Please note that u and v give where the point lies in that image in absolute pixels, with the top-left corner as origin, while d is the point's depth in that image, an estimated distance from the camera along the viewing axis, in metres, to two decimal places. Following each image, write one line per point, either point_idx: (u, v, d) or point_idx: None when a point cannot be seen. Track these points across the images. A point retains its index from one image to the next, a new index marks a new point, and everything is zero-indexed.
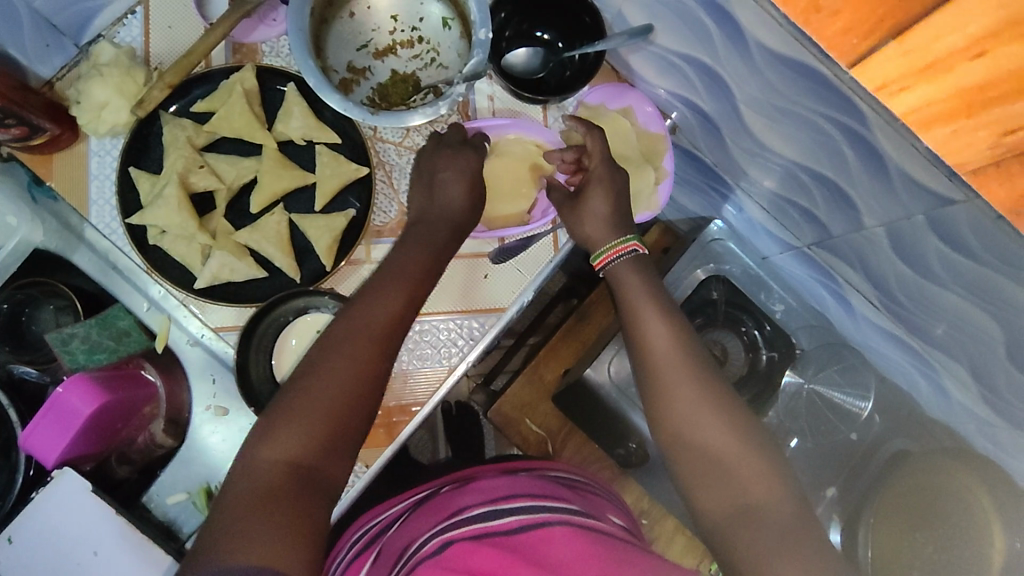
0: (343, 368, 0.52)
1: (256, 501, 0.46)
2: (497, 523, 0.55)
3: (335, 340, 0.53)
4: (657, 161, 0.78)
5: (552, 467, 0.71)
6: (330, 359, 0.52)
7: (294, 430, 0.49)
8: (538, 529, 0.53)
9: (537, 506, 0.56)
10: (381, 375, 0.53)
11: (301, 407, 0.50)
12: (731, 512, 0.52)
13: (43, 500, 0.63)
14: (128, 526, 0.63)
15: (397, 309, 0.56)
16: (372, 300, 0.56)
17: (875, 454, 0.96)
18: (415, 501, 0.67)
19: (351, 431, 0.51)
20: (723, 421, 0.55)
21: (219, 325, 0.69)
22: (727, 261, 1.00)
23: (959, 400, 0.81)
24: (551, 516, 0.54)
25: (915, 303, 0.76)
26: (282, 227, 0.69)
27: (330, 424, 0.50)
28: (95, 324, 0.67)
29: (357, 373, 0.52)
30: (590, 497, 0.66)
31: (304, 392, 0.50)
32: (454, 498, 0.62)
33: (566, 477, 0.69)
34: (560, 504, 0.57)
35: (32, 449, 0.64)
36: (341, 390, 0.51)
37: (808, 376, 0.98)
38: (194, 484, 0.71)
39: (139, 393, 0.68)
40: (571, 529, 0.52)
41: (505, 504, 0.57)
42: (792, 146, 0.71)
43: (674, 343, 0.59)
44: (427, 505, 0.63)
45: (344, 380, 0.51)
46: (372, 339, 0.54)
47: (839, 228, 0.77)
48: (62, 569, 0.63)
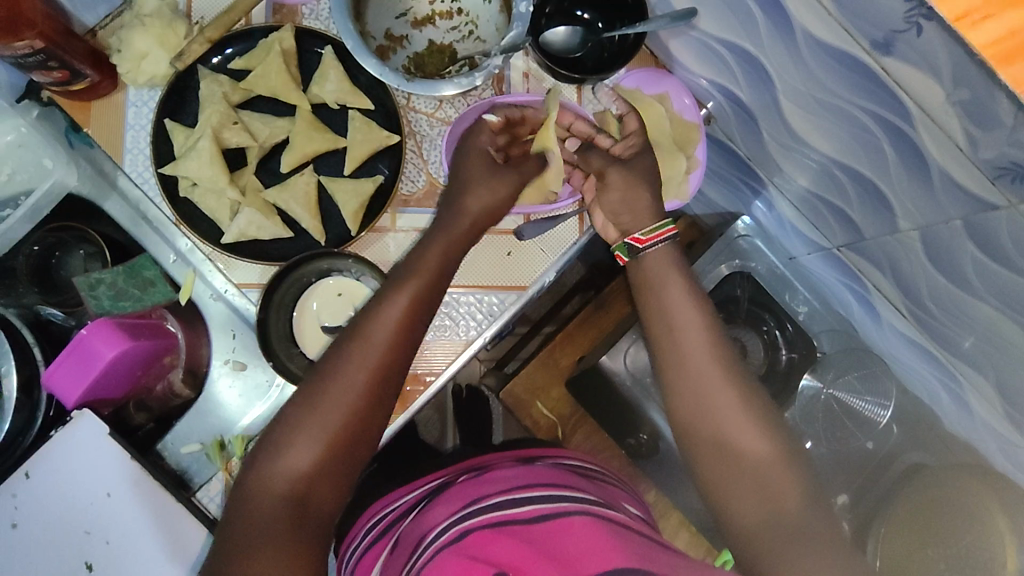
0: (355, 380, 0.51)
1: (261, 524, 0.48)
2: (517, 511, 0.55)
3: (343, 352, 0.52)
4: (690, 149, 0.77)
5: (566, 454, 0.70)
6: (343, 370, 0.51)
7: (301, 452, 0.50)
8: (558, 517, 0.53)
9: (555, 496, 0.56)
10: (392, 386, 0.53)
11: (304, 429, 0.50)
12: (761, 528, 0.51)
13: (64, 439, 0.64)
14: (143, 471, 0.64)
15: (406, 319, 0.54)
16: (382, 308, 0.54)
17: (891, 465, 0.94)
18: (432, 489, 0.65)
19: (361, 441, 0.52)
20: (749, 423, 0.54)
21: (242, 282, 0.69)
22: (753, 258, 0.97)
23: (983, 415, 0.80)
24: (569, 507, 0.54)
25: (944, 313, 0.74)
26: (311, 188, 0.70)
27: (339, 438, 0.50)
28: (122, 272, 0.69)
29: (369, 386, 0.51)
30: (604, 486, 0.65)
31: (314, 406, 0.51)
32: (470, 486, 0.60)
33: (580, 465, 0.69)
34: (576, 494, 0.57)
35: (55, 387, 0.65)
36: (350, 404, 0.51)
37: (827, 380, 0.95)
38: (208, 437, 0.71)
39: (159, 343, 0.68)
40: (591, 520, 0.52)
41: (525, 493, 0.57)
42: (831, 143, 0.70)
43: (705, 336, 0.57)
44: (445, 494, 0.62)
45: (354, 394, 0.51)
46: (386, 352, 0.52)
47: (872, 230, 0.75)
48: (75, 508, 0.64)
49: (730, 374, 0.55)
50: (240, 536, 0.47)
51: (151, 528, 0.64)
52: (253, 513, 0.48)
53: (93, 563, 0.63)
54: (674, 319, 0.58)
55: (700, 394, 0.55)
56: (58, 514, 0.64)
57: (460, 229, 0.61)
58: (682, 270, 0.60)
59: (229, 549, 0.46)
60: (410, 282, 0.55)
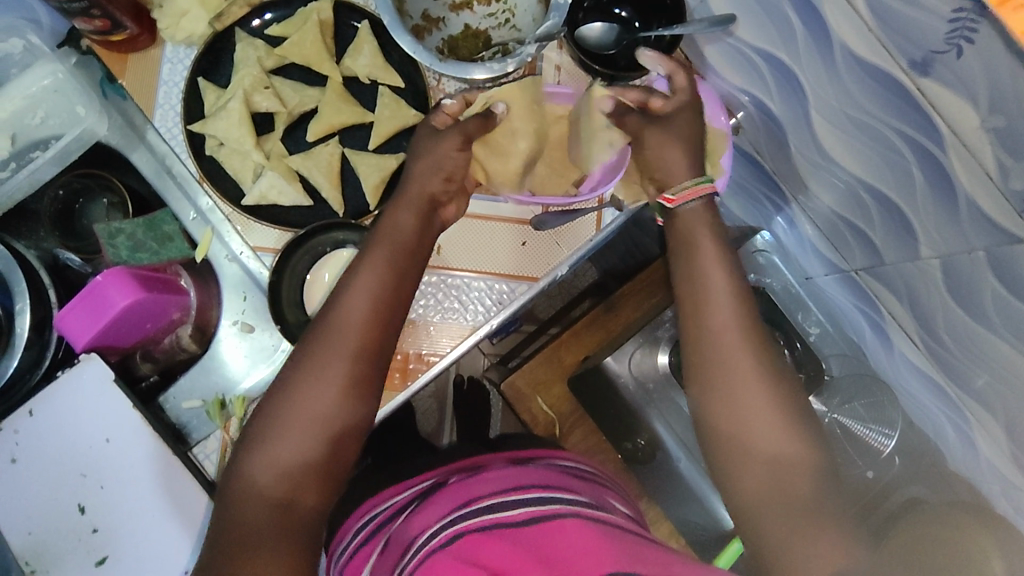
0: (330, 370, 0.52)
1: (250, 527, 0.49)
2: (509, 514, 0.54)
3: (314, 345, 0.54)
4: (716, 157, 0.76)
5: (563, 455, 0.69)
6: (317, 360, 0.53)
7: (284, 448, 0.51)
8: (550, 520, 0.53)
9: (544, 497, 0.56)
10: (369, 372, 0.54)
11: (285, 429, 0.51)
12: (778, 530, 0.51)
13: (68, 381, 0.65)
14: (144, 422, 0.65)
15: (376, 306, 0.55)
16: (350, 295, 0.55)
17: (886, 498, 0.92)
18: (424, 490, 0.63)
19: (345, 428, 0.53)
20: (772, 421, 0.54)
21: (258, 244, 0.70)
22: (768, 275, 0.97)
23: (988, 455, 0.79)
24: (560, 508, 0.54)
25: (958, 346, 0.73)
26: (334, 159, 0.70)
27: (320, 430, 0.52)
28: (142, 225, 0.70)
29: (345, 375, 0.53)
30: (599, 486, 0.65)
31: (294, 403, 0.52)
32: (463, 487, 0.59)
33: (576, 466, 0.68)
34: (566, 495, 0.57)
35: (66, 329, 0.66)
36: (327, 395, 0.52)
37: (832, 405, 0.93)
38: (210, 394, 0.71)
39: (173, 299, 0.68)
40: (584, 521, 0.53)
41: (514, 496, 0.56)
42: (859, 162, 0.69)
43: (739, 327, 0.56)
44: (437, 495, 0.60)
45: (330, 384, 0.52)
46: (358, 338, 0.54)
47: (892, 255, 0.74)
48: (73, 449, 0.65)
49: (761, 363, 0.55)
50: (231, 536, 0.49)
51: (147, 479, 0.64)
52: (243, 515, 0.50)
53: (85, 506, 0.64)
54: (718, 314, 0.57)
55: (732, 396, 0.55)
56: (57, 455, 0.65)
57: (422, 191, 0.61)
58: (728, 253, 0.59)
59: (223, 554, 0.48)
60: (375, 270, 0.56)
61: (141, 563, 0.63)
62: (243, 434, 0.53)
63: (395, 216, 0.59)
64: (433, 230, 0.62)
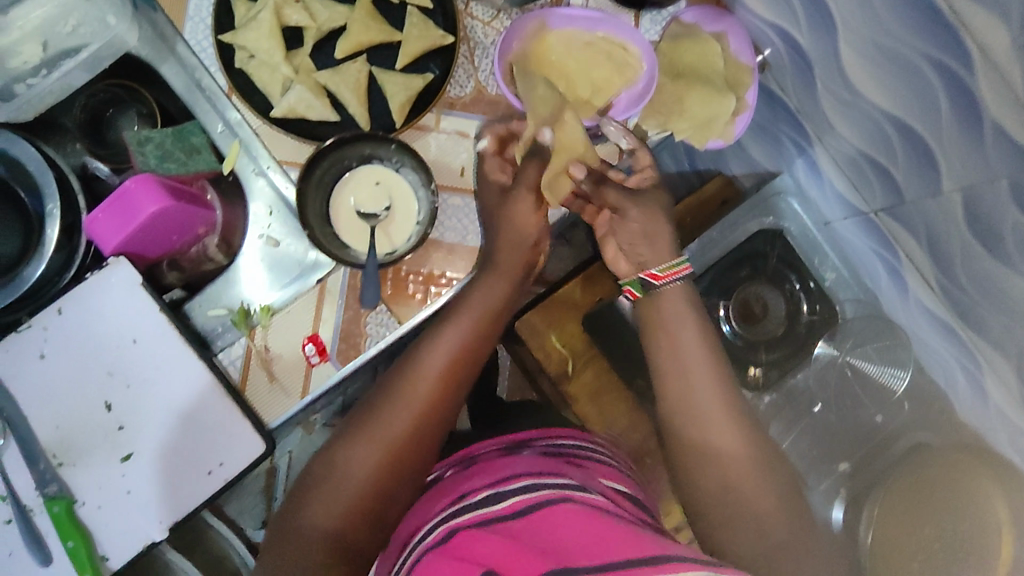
0: (397, 423, 0.58)
1: (302, 553, 0.54)
2: (504, 506, 0.50)
3: (395, 388, 0.60)
4: (741, 91, 0.75)
5: (575, 437, 0.69)
6: (393, 407, 0.59)
7: (350, 471, 0.56)
8: (540, 507, 0.48)
9: (536, 487, 0.51)
10: (437, 426, 0.60)
11: (352, 466, 0.57)
12: (741, 532, 0.55)
13: (97, 282, 0.66)
14: (170, 325, 0.66)
15: (452, 363, 0.61)
16: (432, 346, 0.61)
17: (893, 443, 0.94)
18: (422, 484, 0.63)
19: (409, 471, 0.58)
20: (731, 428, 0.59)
21: (285, 158, 0.72)
22: (787, 218, 0.94)
23: (998, 401, 0.80)
24: (554, 495, 0.50)
25: (975, 285, 0.73)
26: (362, 76, 0.71)
27: (387, 460, 0.57)
28: (171, 134, 0.71)
29: (416, 419, 0.59)
30: (590, 467, 0.63)
31: (375, 429, 0.58)
32: (461, 483, 0.57)
33: (582, 449, 0.67)
34: (562, 481, 0.53)
35: (94, 233, 0.66)
36: (398, 436, 0.58)
37: (844, 348, 0.93)
38: (236, 302, 0.72)
39: (200, 211, 0.68)
40: (583, 507, 0.48)
41: (511, 484, 0.52)
42: (886, 95, 0.68)
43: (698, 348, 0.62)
44: (431, 493, 0.58)
45: (402, 426, 0.58)
46: (435, 387, 0.60)
47: (913, 192, 0.74)
48: (100, 349, 0.66)
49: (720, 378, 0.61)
50: (289, 552, 0.54)
51: (172, 380, 0.66)
52: (298, 536, 0.55)
53: (111, 403, 0.66)
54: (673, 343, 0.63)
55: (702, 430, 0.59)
56: (85, 354, 0.66)
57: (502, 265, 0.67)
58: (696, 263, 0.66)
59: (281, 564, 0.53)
60: (453, 333, 0.62)
61: (165, 459, 0.65)
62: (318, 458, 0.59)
63: (478, 292, 0.65)
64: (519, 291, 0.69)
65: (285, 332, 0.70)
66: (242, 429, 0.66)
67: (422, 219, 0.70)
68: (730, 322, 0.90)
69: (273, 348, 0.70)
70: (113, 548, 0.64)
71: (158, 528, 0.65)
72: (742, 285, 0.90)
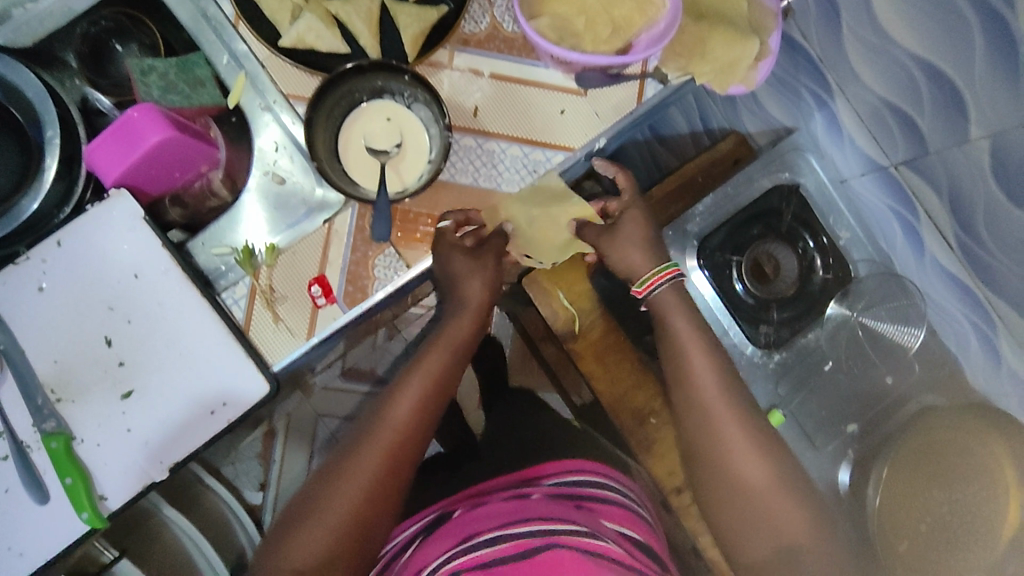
0: (361, 478, 0.67)
1: None
2: (507, 545, 0.66)
3: (358, 448, 0.69)
4: (764, 35, 0.73)
5: (594, 474, 0.84)
6: (357, 462, 0.68)
7: (318, 526, 0.65)
8: (546, 548, 0.64)
9: (550, 529, 0.67)
10: (397, 478, 0.69)
11: (326, 510, 0.66)
12: (723, 500, 0.73)
13: (98, 214, 0.64)
14: (174, 262, 0.65)
15: (412, 419, 0.71)
16: (395, 406, 0.71)
17: (900, 408, 0.90)
18: (428, 523, 0.80)
19: (373, 519, 0.67)
20: (737, 429, 0.72)
21: (292, 92, 0.70)
22: (806, 173, 0.89)
23: (1012, 363, 0.80)
24: (563, 540, 0.65)
25: (996, 239, 0.72)
26: (374, 5, 0.67)
27: (353, 510, 0.66)
28: (175, 65, 0.68)
29: (379, 471, 0.68)
30: (587, 506, 0.77)
31: (343, 483, 0.67)
32: (467, 524, 0.73)
33: (599, 485, 0.82)
34: (559, 525, 0.67)
35: (94, 162, 0.64)
36: (362, 488, 0.67)
37: (858, 307, 0.88)
38: (239, 241, 0.70)
39: (206, 146, 0.66)
40: (580, 556, 0.63)
41: (510, 528, 0.68)
42: (916, 36, 0.67)
43: (714, 375, 0.74)
44: (442, 529, 0.76)
45: (365, 479, 0.67)
46: (394, 443, 0.69)
47: (938, 141, 0.72)
48: (99, 283, 0.64)
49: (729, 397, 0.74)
50: None
51: (177, 318, 0.64)
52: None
53: (112, 339, 0.64)
54: (703, 409, 0.73)
55: (712, 428, 0.73)
56: (83, 289, 0.64)
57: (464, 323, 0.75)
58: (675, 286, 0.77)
59: None
60: (415, 393, 0.71)
61: (169, 398, 0.64)
62: (292, 513, 0.68)
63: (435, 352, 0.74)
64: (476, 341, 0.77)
65: (291, 271, 0.68)
66: (247, 369, 0.64)
67: (433, 157, 0.67)
68: (743, 280, 0.87)
69: (278, 287, 0.68)
70: (111, 487, 0.62)
71: (159, 468, 0.63)
72: (752, 244, 0.87)
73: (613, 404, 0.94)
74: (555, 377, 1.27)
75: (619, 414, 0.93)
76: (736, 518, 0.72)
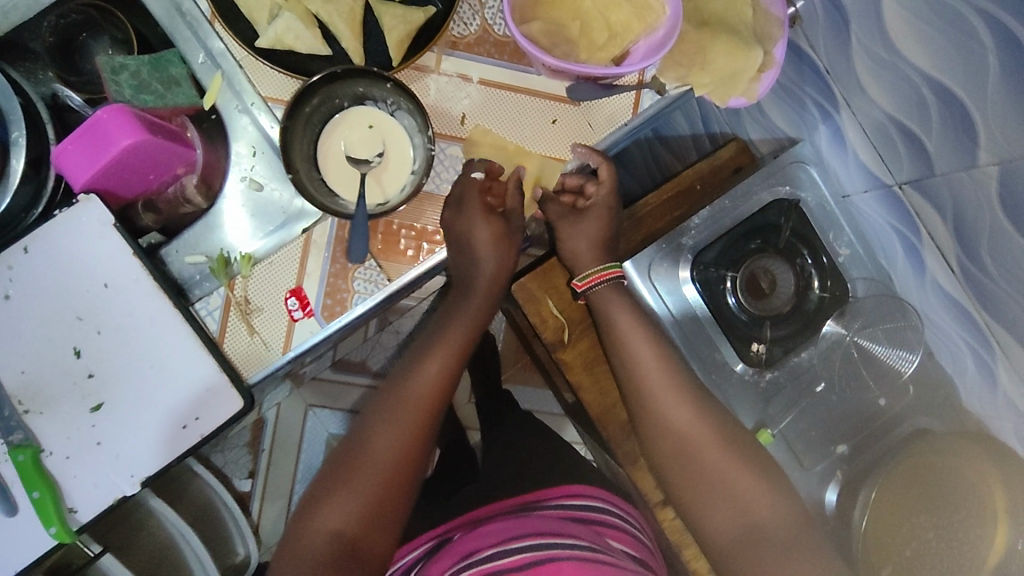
0: (390, 444, 0.67)
1: (311, 557, 0.61)
2: (510, 559, 0.68)
3: (386, 414, 0.69)
4: (769, 45, 0.70)
5: (590, 496, 0.84)
6: (385, 428, 0.68)
7: (347, 494, 0.65)
8: (546, 560, 0.67)
9: (548, 543, 0.69)
10: (424, 444, 0.69)
11: (355, 478, 0.65)
12: (687, 488, 0.76)
13: (67, 221, 0.62)
14: (146, 271, 0.62)
15: (435, 388, 0.70)
16: (419, 373, 0.71)
17: (894, 429, 0.89)
18: (430, 549, 0.81)
19: (401, 486, 0.67)
20: (690, 414, 0.76)
21: (271, 95, 0.67)
22: (806, 188, 0.88)
23: (1009, 392, 0.77)
24: (559, 553, 0.68)
25: (1001, 268, 0.69)
26: (357, 5, 0.64)
27: (384, 473, 0.66)
28: (147, 63, 0.65)
29: (407, 436, 0.68)
30: (590, 526, 0.78)
31: (371, 447, 0.67)
32: (467, 542, 0.75)
33: (596, 508, 0.83)
34: (560, 539, 0.70)
35: (62, 166, 0.61)
36: (391, 454, 0.67)
37: (854, 328, 0.88)
38: (214, 250, 0.67)
39: (180, 150, 0.63)
40: (577, 562, 0.66)
41: (510, 544, 0.70)
42: (928, 53, 0.63)
43: (658, 362, 0.78)
44: (442, 551, 0.77)
45: (394, 444, 0.67)
46: (421, 408, 0.69)
47: (945, 164, 0.69)
48: (68, 292, 0.62)
49: (678, 386, 0.77)
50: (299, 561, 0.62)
51: (148, 329, 0.63)
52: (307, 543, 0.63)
53: (81, 350, 0.62)
54: (668, 419, 0.77)
55: (663, 418, 0.77)
56: (53, 298, 0.62)
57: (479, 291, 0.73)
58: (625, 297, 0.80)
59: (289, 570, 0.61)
60: (438, 362, 0.71)
61: (140, 412, 0.62)
62: (320, 483, 0.67)
63: (459, 318, 0.74)
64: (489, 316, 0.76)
65: (267, 283, 0.66)
66: (221, 384, 0.63)
67: (416, 168, 0.65)
68: (736, 294, 0.86)
69: (254, 299, 0.66)
70: (81, 501, 0.61)
71: (131, 481, 0.62)
72: (749, 258, 0.85)
73: (601, 415, 0.92)
74: (547, 375, 1.26)
75: (607, 426, 0.92)
76: (703, 506, 0.75)
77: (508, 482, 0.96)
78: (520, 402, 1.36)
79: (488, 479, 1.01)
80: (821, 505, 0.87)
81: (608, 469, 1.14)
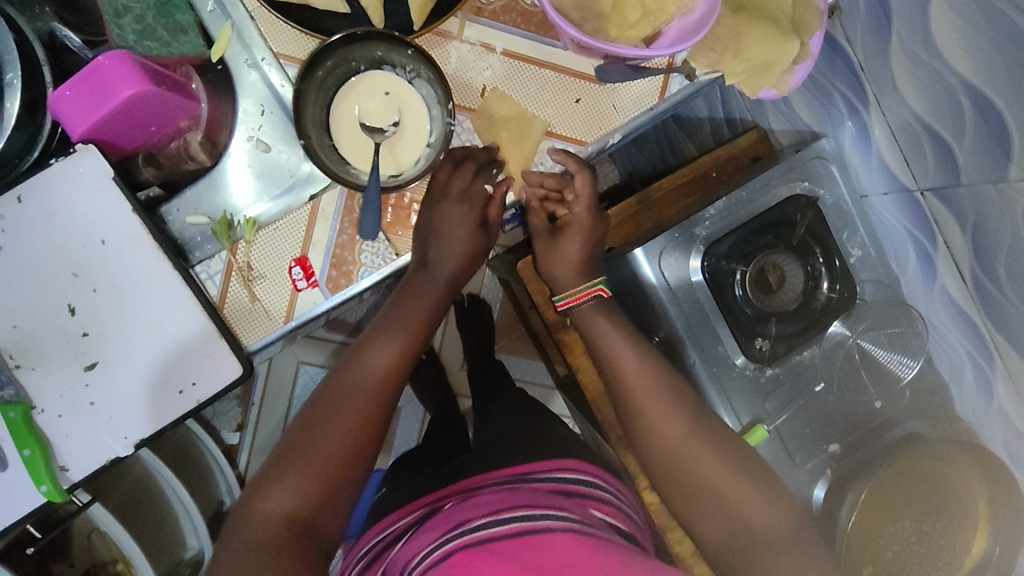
0: (343, 428, 0.64)
1: (258, 540, 0.59)
2: (497, 534, 0.68)
3: (336, 400, 0.66)
4: (806, 35, 0.66)
5: (581, 470, 0.83)
6: (335, 414, 0.65)
7: (296, 477, 0.62)
8: (540, 533, 0.67)
9: (537, 516, 0.69)
10: (378, 426, 0.67)
11: (304, 461, 0.63)
12: (673, 493, 0.74)
13: (64, 172, 0.59)
14: (145, 229, 0.60)
15: (391, 371, 0.68)
16: (375, 355, 0.68)
17: (887, 431, 0.89)
18: (415, 522, 0.80)
19: (353, 469, 0.65)
20: (680, 419, 0.74)
21: (283, 51, 0.63)
22: (824, 185, 0.86)
23: (1004, 404, 0.79)
24: (550, 524, 0.68)
25: (1014, 284, 0.68)
26: None
27: (336, 456, 0.64)
28: (154, 6, 0.61)
29: (362, 419, 0.65)
30: (576, 497, 0.78)
31: (320, 431, 0.64)
32: (457, 512, 0.74)
33: (585, 483, 0.81)
34: (552, 513, 0.70)
35: (59, 113, 0.57)
36: (342, 439, 0.64)
37: (857, 329, 0.86)
38: (217, 212, 0.65)
39: (182, 103, 0.60)
40: (571, 535, 0.66)
41: (501, 515, 0.70)
42: (972, 58, 0.60)
43: (642, 368, 0.75)
44: (430, 522, 0.77)
45: (345, 429, 0.64)
46: (373, 393, 0.67)
47: (972, 173, 0.67)
48: (63, 248, 0.60)
49: (667, 392, 0.75)
50: (243, 547, 0.59)
51: (147, 291, 0.61)
52: (254, 527, 0.61)
53: (75, 307, 0.60)
54: (650, 426, 0.74)
55: (650, 423, 0.74)
56: (47, 251, 0.60)
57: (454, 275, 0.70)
58: (605, 321, 0.77)
59: (234, 552, 0.59)
60: (394, 348, 0.68)
61: (135, 374, 0.61)
62: (265, 471, 0.64)
63: (415, 305, 0.70)
64: (450, 295, 0.72)
65: (272, 248, 0.64)
66: (220, 351, 0.61)
67: (433, 141, 0.63)
68: (744, 287, 0.85)
69: (257, 265, 0.63)
70: (71, 459, 0.60)
71: (124, 443, 0.61)
72: (759, 252, 0.84)
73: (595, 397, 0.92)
74: (541, 348, 1.25)
75: (601, 409, 0.91)
76: (694, 512, 0.72)
77: (499, 454, 0.96)
78: (512, 372, 1.35)
79: (479, 450, 1.01)
80: (808, 501, 0.88)
81: (598, 448, 1.14)
